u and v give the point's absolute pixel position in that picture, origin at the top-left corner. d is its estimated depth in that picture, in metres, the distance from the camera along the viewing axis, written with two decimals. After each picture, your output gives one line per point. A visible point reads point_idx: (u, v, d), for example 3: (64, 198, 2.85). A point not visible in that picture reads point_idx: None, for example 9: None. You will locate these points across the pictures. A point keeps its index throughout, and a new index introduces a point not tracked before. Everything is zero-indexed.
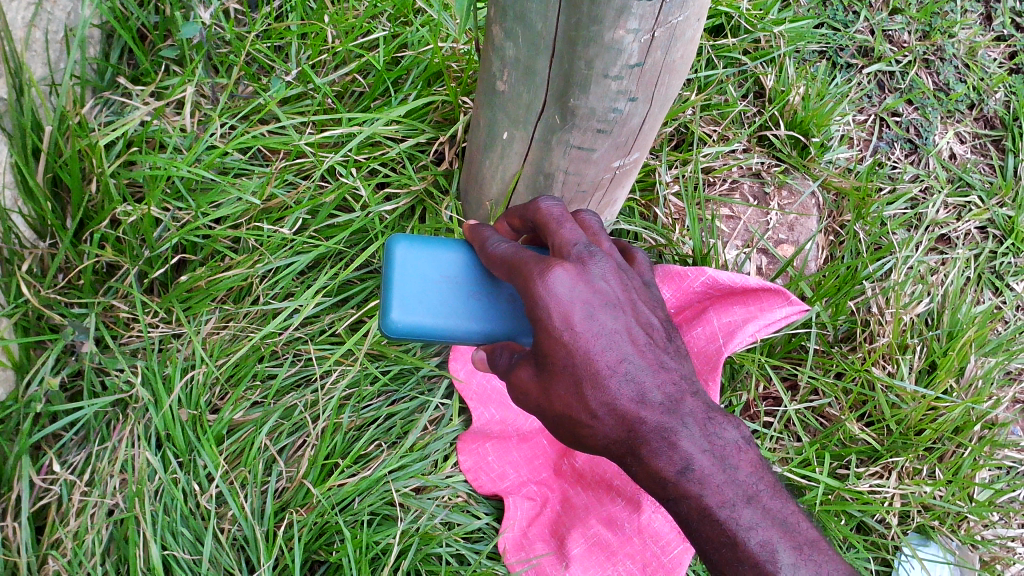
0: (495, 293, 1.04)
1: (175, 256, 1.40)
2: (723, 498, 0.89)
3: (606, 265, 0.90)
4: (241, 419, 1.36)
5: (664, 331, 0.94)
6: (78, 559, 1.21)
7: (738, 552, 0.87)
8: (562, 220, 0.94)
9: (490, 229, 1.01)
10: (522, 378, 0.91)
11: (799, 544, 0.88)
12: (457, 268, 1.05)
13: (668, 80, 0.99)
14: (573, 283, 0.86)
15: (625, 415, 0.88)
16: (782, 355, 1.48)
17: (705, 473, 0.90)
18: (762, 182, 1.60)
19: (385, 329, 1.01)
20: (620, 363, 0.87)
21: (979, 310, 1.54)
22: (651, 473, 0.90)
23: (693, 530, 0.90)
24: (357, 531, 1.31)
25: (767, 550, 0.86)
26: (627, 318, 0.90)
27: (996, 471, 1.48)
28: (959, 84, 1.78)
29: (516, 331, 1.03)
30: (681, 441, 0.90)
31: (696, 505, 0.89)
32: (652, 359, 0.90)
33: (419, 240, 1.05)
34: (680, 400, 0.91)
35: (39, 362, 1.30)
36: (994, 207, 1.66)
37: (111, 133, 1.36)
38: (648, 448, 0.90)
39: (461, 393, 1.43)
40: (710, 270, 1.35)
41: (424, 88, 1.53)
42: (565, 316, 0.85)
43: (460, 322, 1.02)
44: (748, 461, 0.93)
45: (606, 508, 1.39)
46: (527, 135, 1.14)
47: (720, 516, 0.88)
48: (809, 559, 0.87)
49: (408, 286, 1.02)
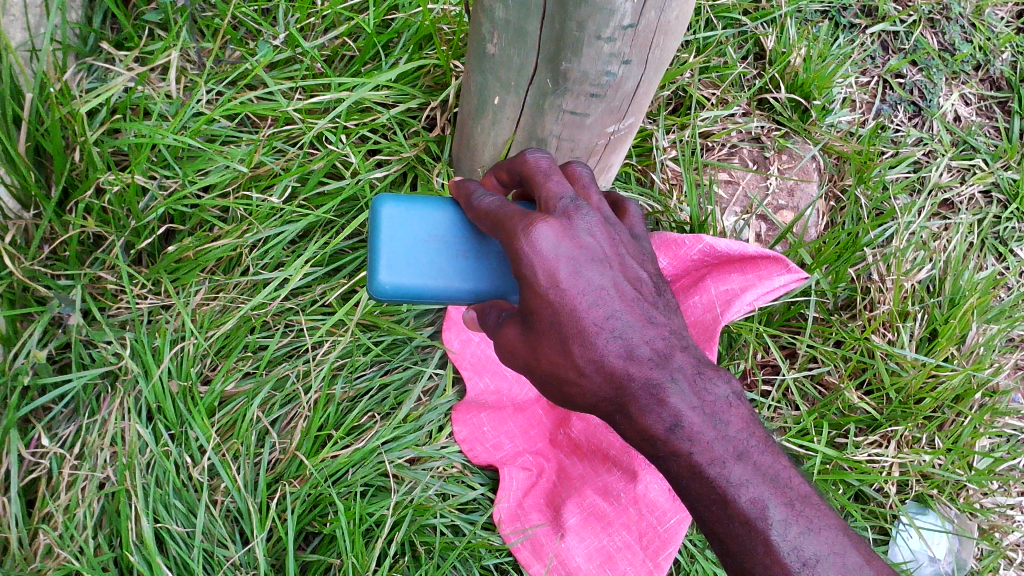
0: (484, 251, 1.02)
1: (162, 226, 1.38)
2: (712, 455, 0.86)
3: (593, 220, 0.87)
4: (233, 390, 1.34)
5: (653, 286, 0.91)
6: (69, 532, 1.21)
7: (727, 509, 0.84)
8: (549, 173, 0.91)
9: (476, 182, 0.97)
10: (510, 336, 0.89)
11: (791, 500, 0.85)
12: (445, 226, 1.02)
13: (663, 42, 0.95)
14: (558, 240, 0.84)
15: (613, 371, 0.86)
16: (780, 323, 1.46)
17: (694, 429, 0.87)
18: (762, 147, 1.56)
19: (372, 290, 0.99)
20: (607, 320, 0.85)
21: (982, 277, 1.51)
22: (640, 431, 0.88)
23: (683, 487, 0.88)
24: (350, 503, 1.30)
25: (757, 507, 0.83)
26: (615, 274, 0.87)
27: (997, 439, 1.46)
28: (965, 44, 1.73)
29: (506, 290, 1.01)
30: (670, 398, 0.87)
31: (686, 463, 0.86)
32: (640, 314, 0.87)
33: (406, 198, 1.01)
34: (670, 354, 0.88)
35: (26, 334, 1.27)
36: (999, 171, 1.62)
37: (93, 99, 1.33)
38: (637, 405, 0.87)
39: (455, 363, 1.40)
40: (707, 238, 1.32)
41: (415, 51, 1.49)
42: (550, 274, 0.83)
43: (448, 281, 1.00)
44: (738, 417, 0.89)
45: (602, 479, 1.38)
46: (519, 100, 1.11)
47: (710, 474, 0.85)
48: (801, 515, 0.84)
49: (394, 245, 1.00)
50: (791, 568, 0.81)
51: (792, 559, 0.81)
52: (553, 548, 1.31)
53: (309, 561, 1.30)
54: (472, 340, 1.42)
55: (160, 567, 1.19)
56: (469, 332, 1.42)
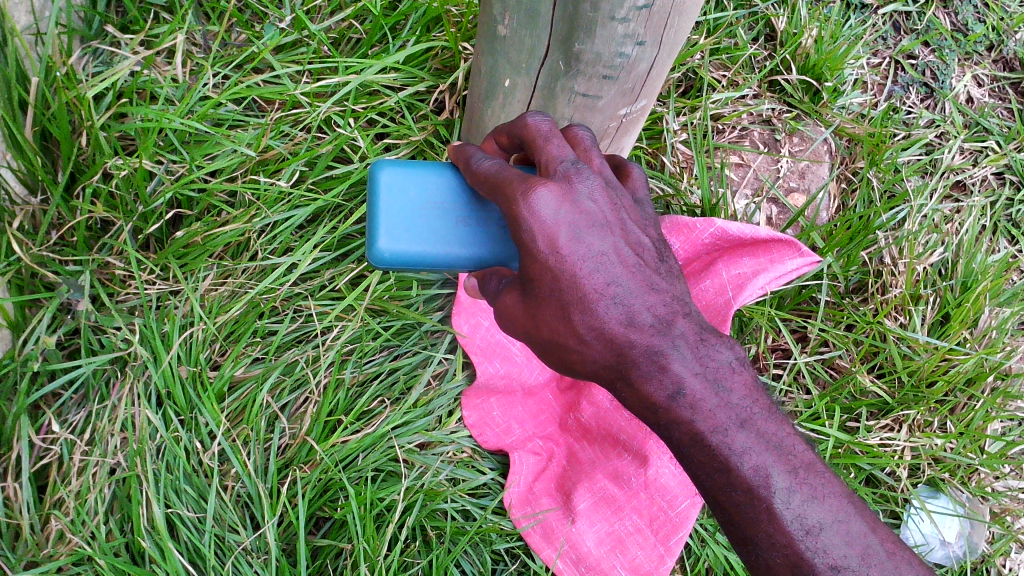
0: (483, 216, 1.00)
1: (169, 210, 1.37)
2: (715, 423, 0.85)
3: (593, 184, 0.85)
4: (242, 375, 1.34)
5: (656, 251, 0.90)
6: (81, 518, 1.21)
7: (730, 477, 0.84)
8: (548, 135, 0.89)
9: (475, 147, 0.95)
10: (510, 304, 0.89)
11: (795, 467, 0.84)
12: (443, 192, 1.00)
13: (678, 23, 0.94)
14: (558, 205, 0.83)
15: (613, 339, 0.85)
16: (792, 307, 1.44)
17: (697, 397, 0.86)
18: (773, 130, 1.54)
19: (372, 257, 0.98)
20: (608, 287, 0.84)
21: (995, 260, 1.50)
22: (642, 399, 0.88)
23: (685, 455, 0.87)
24: (360, 488, 1.30)
25: (760, 474, 0.83)
26: (616, 240, 0.86)
27: (1009, 423, 1.45)
28: (978, 24, 1.71)
29: (506, 256, 1.00)
30: (672, 365, 0.86)
31: (688, 430, 0.86)
32: (641, 280, 0.86)
33: (404, 165, 1.00)
34: (672, 321, 0.88)
35: (34, 320, 1.27)
36: (1012, 152, 1.61)
37: (100, 83, 1.31)
38: (638, 372, 0.87)
39: (464, 347, 1.39)
40: (719, 221, 1.31)
41: (423, 33, 1.47)
42: (549, 240, 0.82)
43: (447, 248, 0.98)
44: (741, 384, 0.88)
45: (612, 463, 1.37)
46: (530, 81, 1.10)
47: (712, 442, 0.84)
48: (805, 483, 0.83)
49: (393, 212, 0.98)
50: (794, 536, 0.81)
51: (795, 527, 0.81)
52: (564, 532, 1.31)
53: (320, 546, 1.30)
54: (482, 324, 1.40)
55: (172, 552, 1.19)
56: (480, 316, 1.40)
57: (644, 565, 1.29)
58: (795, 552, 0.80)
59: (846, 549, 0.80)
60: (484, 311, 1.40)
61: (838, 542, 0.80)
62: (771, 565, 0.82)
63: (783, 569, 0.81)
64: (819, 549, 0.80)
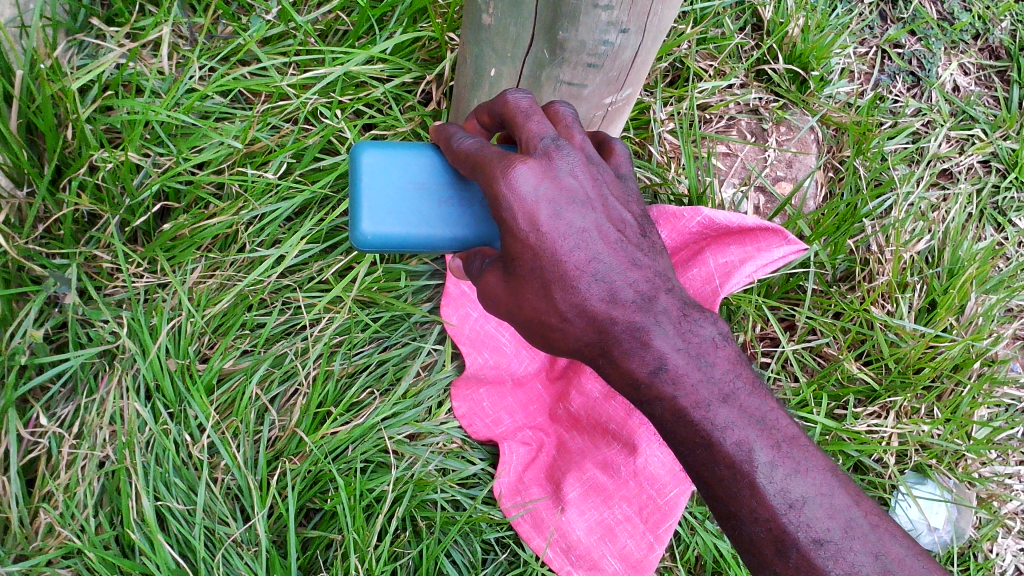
0: (467, 197, 1.00)
1: (156, 203, 1.36)
2: (697, 399, 0.87)
3: (574, 159, 0.85)
4: (231, 367, 1.34)
5: (639, 227, 0.90)
6: (70, 511, 1.21)
7: (713, 453, 0.85)
8: (529, 110, 0.88)
9: (456, 126, 0.95)
10: (492, 283, 0.89)
11: (778, 442, 0.86)
12: (427, 174, 1.00)
13: (662, 10, 0.94)
14: (538, 180, 0.82)
15: (595, 316, 0.86)
16: (780, 295, 1.45)
17: (679, 372, 0.88)
18: (760, 119, 1.55)
19: (355, 240, 0.97)
20: (589, 263, 0.85)
21: (981, 247, 1.50)
22: (624, 374, 0.89)
23: (668, 430, 0.89)
24: (350, 479, 1.31)
25: (743, 449, 0.85)
26: (597, 216, 0.86)
27: (995, 409, 1.46)
28: (964, 13, 1.71)
29: (490, 236, 1.00)
30: (654, 341, 0.87)
31: (670, 406, 0.87)
32: (623, 257, 0.87)
33: (386, 146, 1.00)
34: (654, 297, 0.88)
35: (21, 314, 1.27)
36: (998, 140, 1.61)
37: (85, 76, 1.31)
38: (620, 349, 0.88)
39: (452, 339, 1.38)
40: (706, 210, 1.32)
41: (409, 24, 1.46)
42: (530, 216, 0.82)
43: (432, 229, 0.98)
44: (724, 359, 0.90)
45: (601, 452, 1.37)
46: (515, 71, 1.09)
47: (695, 417, 0.86)
48: (787, 457, 0.85)
49: (377, 193, 0.98)
50: (777, 510, 0.82)
51: (778, 501, 0.83)
52: (553, 522, 1.31)
53: (311, 538, 1.30)
54: (470, 315, 1.39)
55: (161, 545, 1.19)
56: (468, 306, 1.39)
57: (633, 554, 1.30)
58: (777, 525, 0.82)
59: (827, 522, 0.82)
60: (472, 301, 1.39)
61: (819, 514, 0.83)
62: (754, 539, 0.84)
63: (766, 543, 0.83)
64: (802, 523, 0.82)
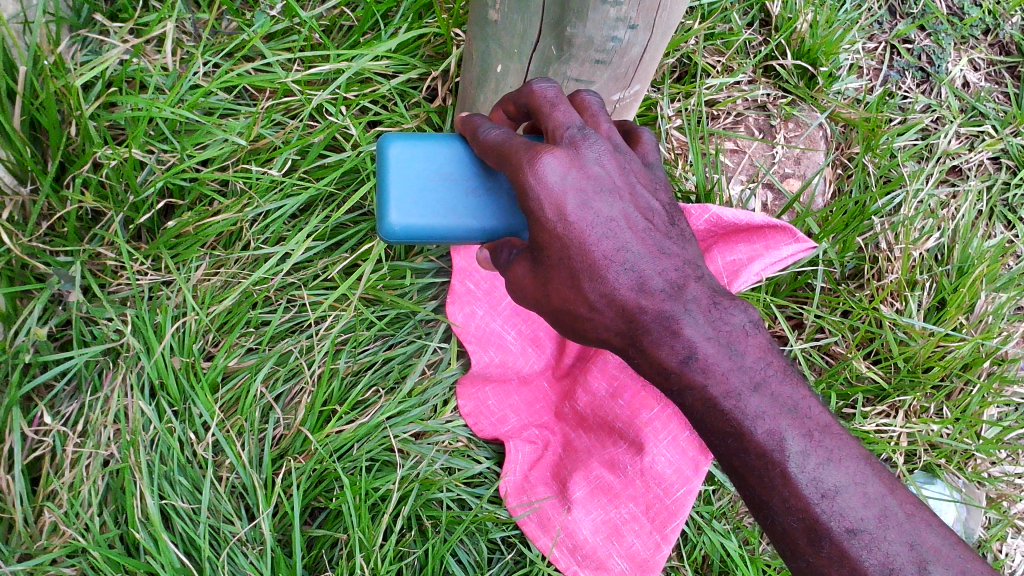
0: (493, 186, 0.99)
1: (160, 200, 1.35)
2: (727, 388, 0.86)
3: (601, 148, 0.86)
4: (236, 365, 1.34)
5: (666, 216, 0.90)
6: (75, 510, 1.21)
7: (744, 442, 0.85)
8: (554, 102, 0.88)
9: (481, 118, 0.96)
10: (519, 273, 0.89)
11: (810, 431, 0.86)
12: (452, 164, 0.99)
13: (671, 6, 0.93)
14: (565, 170, 0.83)
15: (625, 305, 0.86)
16: (788, 293, 1.44)
17: (709, 361, 0.87)
18: (767, 115, 1.53)
19: (382, 232, 0.98)
20: (618, 252, 0.85)
21: (991, 244, 1.49)
22: (654, 363, 0.89)
23: (699, 419, 0.88)
24: (356, 477, 1.30)
25: (774, 439, 0.84)
26: (625, 206, 0.86)
27: (1005, 409, 1.44)
28: (974, 8, 1.70)
29: (517, 226, 1.00)
30: (685, 330, 0.86)
31: (700, 396, 0.87)
32: (651, 246, 0.87)
33: (412, 137, 0.99)
34: (684, 285, 0.88)
35: (25, 312, 1.26)
36: (1008, 137, 1.60)
37: (89, 72, 1.29)
38: (650, 338, 0.87)
39: (458, 336, 1.37)
40: (714, 207, 1.30)
41: (415, 19, 1.45)
42: (557, 207, 0.82)
43: (458, 220, 0.98)
44: (755, 347, 0.89)
45: (608, 451, 1.35)
46: (522, 67, 1.08)
47: (725, 407, 0.86)
48: (820, 446, 0.85)
49: (402, 186, 0.98)
50: (808, 500, 0.83)
51: (811, 491, 0.82)
52: (559, 521, 1.31)
53: (316, 536, 1.30)
54: (476, 313, 1.39)
55: (166, 543, 1.19)
56: (474, 305, 1.39)
57: (640, 554, 1.28)
58: (809, 515, 0.83)
59: (861, 511, 0.82)
60: (478, 300, 1.39)
61: (853, 504, 0.82)
62: (787, 529, 0.84)
63: (799, 532, 0.83)
64: (834, 512, 0.82)
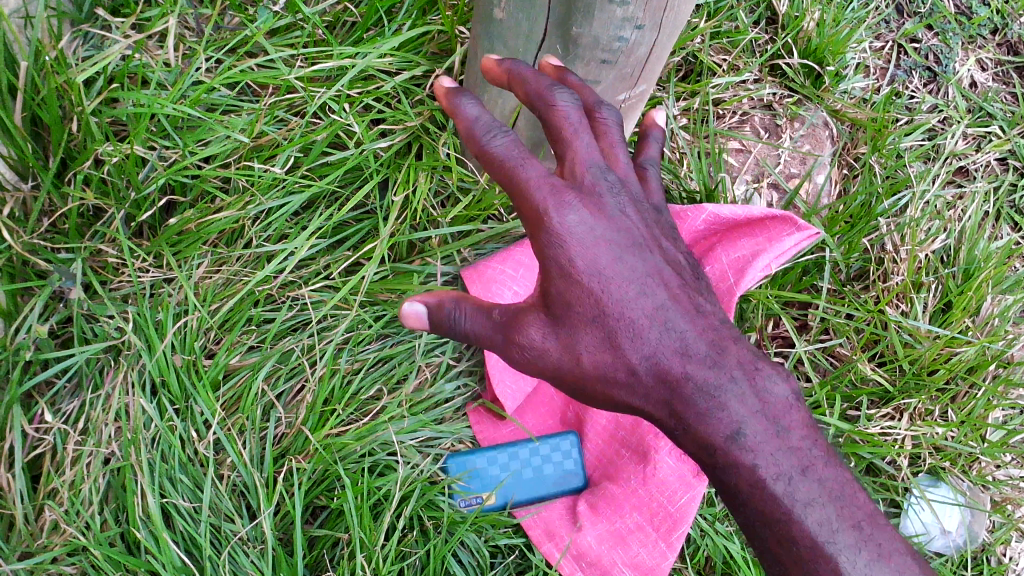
0: None
1: (162, 197, 1.35)
2: (777, 471, 0.85)
3: (623, 197, 0.92)
4: (237, 363, 1.33)
5: (691, 271, 0.95)
6: (75, 508, 1.20)
7: (793, 530, 0.84)
8: (574, 130, 0.92)
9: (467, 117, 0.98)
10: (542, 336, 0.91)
11: (859, 522, 0.84)
12: None
13: (678, 6, 0.92)
14: (590, 219, 0.88)
15: (670, 374, 0.88)
16: (793, 294, 1.42)
17: (754, 439, 0.86)
18: (774, 114, 1.52)
19: None
20: (656, 312, 0.89)
21: (998, 246, 1.48)
22: (700, 440, 0.89)
23: (740, 499, 0.87)
24: (357, 477, 1.29)
25: (827, 530, 0.83)
26: (653, 259, 0.91)
27: (1010, 412, 1.43)
28: (982, 7, 1.69)
29: None
30: (728, 404, 0.88)
31: (747, 476, 0.86)
32: (687, 306, 0.91)
33: None
34: (727, 358, 0.90)
35: (27, 309, 1.25)
36: (1016, 138, 1.59)
37: (90, 68, 1.27)
38: (694, 413, 0.88)
39: (485, 362, 1.35)
40: (710, 207, 1.29)
41: (419, 16, 1.44)
42: (586, 255, 0.87)
43: None
44: (800, 423, 0.89)
45: (612, 464, 1.39)
46: (527, 66, 1.07)
47: (774, 490, 0.85)
48: (871, 540, 0.83)
49: None
50: None
51: None
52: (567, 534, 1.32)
53: (316, 536, 1.29)
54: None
55: (167, 543, 1.19)
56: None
57: (646, 562, 1.29)
58: None
59: None
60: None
61: None
62: None
63: None
64: None
